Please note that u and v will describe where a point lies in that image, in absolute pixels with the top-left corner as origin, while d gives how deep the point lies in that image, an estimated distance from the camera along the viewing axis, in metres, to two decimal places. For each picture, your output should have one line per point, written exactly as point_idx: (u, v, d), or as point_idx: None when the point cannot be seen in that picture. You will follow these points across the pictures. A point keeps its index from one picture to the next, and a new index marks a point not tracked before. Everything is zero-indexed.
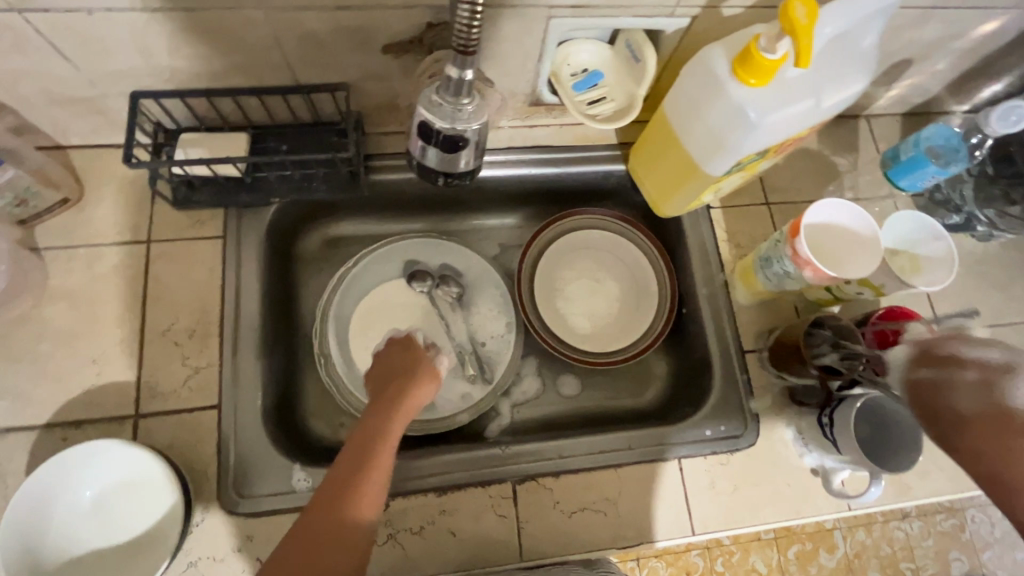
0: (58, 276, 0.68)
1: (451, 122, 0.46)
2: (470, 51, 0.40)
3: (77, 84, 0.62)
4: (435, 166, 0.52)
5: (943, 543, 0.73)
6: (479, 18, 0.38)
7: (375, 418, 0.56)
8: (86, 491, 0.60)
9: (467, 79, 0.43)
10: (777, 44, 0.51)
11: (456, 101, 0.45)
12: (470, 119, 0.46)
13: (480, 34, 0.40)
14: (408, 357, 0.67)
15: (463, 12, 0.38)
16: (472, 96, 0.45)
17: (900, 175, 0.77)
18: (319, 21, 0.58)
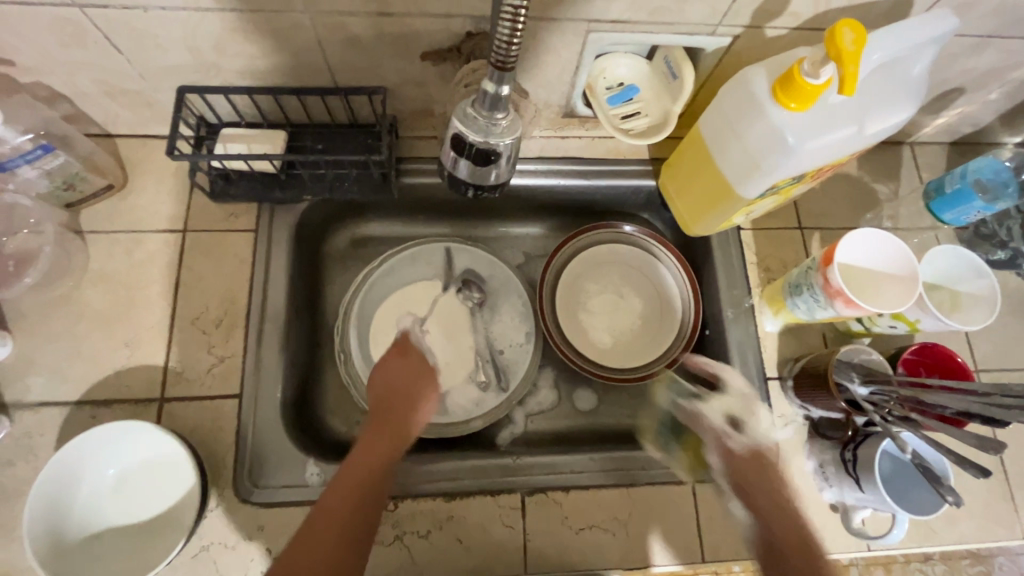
0: (98, 259, 0.71)
1: (485, 137, 0.46)
2: (507, 67, 0.40)
3: (128, 77, 0.65)
4: (466, 177, 0.51)
5: None
6: (520, 35, 0.38)
7: (382, 440, 0.59)
8: (111, 469, 0.62)
9: (503, 95, 0.43)
10: (821, 69, 0.50)
11: (490, 116, 0.45)
12: (504, 134, 0.46)
13: (519, 50, 0.40)
14: (418, 368, 0.70)
15: (504, 27, 0.38)
16: (507, 111, 0.45)
17: (944, 208, 0.75)
18: (362, 26, 0.59)
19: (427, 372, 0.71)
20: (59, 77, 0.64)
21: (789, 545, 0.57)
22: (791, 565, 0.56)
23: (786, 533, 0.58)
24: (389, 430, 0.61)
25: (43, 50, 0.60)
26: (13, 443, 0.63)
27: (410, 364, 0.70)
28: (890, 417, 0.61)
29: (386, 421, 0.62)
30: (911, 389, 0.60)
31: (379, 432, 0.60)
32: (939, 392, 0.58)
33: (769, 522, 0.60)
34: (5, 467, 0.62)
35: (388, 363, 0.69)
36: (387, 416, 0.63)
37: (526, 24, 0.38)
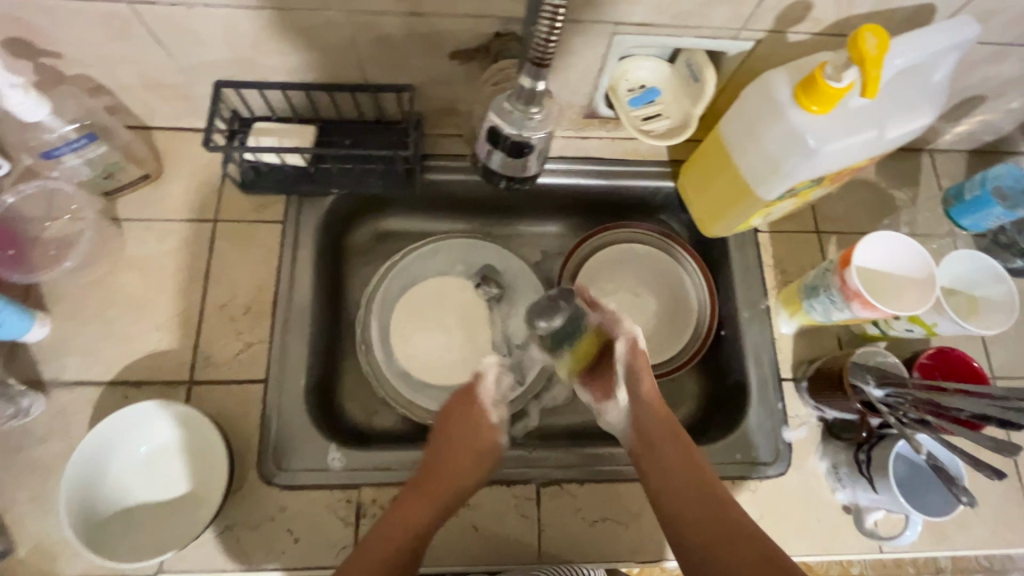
0: (132, 245, 0.73)
1: (519, 130, 0.48)
2: (544, 64, 0.42)
3: (169, 71, 0.67)
4: (498, 168, 0.54)
5: None
6: (558, 34, 0.40)
7: (417, 506, 0.61)
8: (142, 447, 0.65)
9: (539, 89, 0.46)
10: (843, 72, 0.51)
11: (526, 110, 0.47)
12: (537, 127, 0.48)
13: (556, 48, 0.41)
14: (478, 427, 0.66)
15: (544, 25, 0.39)
16: (541, 106, 0.47)
17: (962, 214, 0.77)
18: (394, 25, 0.61)
19: (489, 432, 0.66)
20: (103, 70, 0.66)
21: (656, 427, 0.63)
22: (663, 449, 0.62)
23: (657, 414, 0.64)
24: (427, 495, 0.61)
25: (90, 44, 0.62)
26: (48, 420, 0.66)
27: (470, 422, 0.66)
28: (906, 419, 0.62)
29: (428, 484, 0.62)
30: (928, 393, 0.61)
31: (418, 495, 0.61)
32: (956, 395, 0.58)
33: (638, 401, 0.64)
34: (40, 442, 0.65)
35: (449, 417, 0.67)
36: (432, 479, 0.62)
37: (565, 22, 0.40)
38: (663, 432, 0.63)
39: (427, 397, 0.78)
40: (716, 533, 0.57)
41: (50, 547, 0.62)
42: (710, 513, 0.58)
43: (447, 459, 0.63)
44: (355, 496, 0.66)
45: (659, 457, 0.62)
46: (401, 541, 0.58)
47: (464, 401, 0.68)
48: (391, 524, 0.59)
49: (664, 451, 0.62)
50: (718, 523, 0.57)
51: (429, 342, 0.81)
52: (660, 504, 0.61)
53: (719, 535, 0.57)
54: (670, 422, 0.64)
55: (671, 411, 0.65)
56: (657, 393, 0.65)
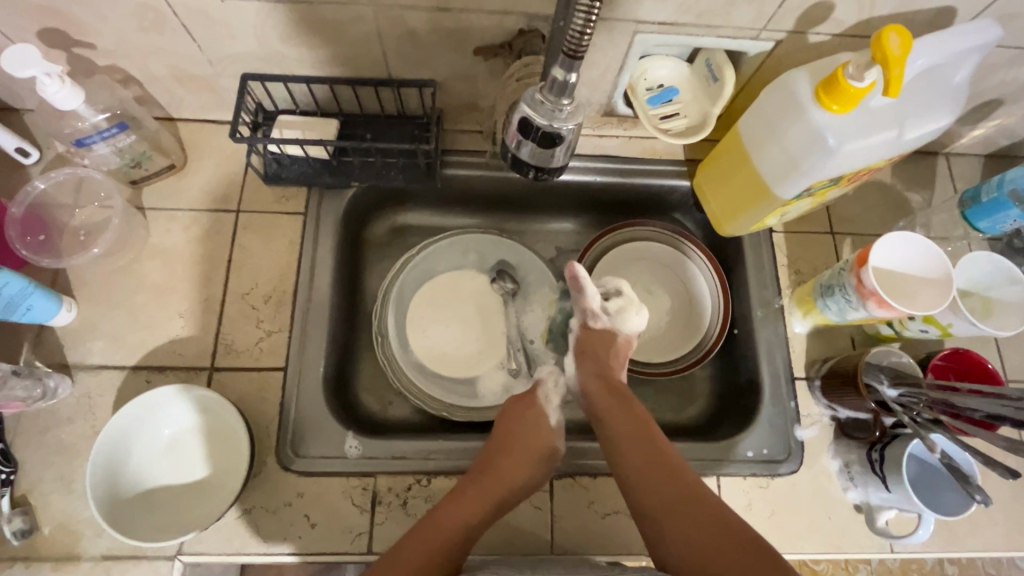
0: (157, 233, 0.75)
1: (550, 121, 0.48)
2: (578, 55, 0.42)
3: (198, 63, 0.69)
4: (528, 159, 0.53)
5: None
6: (593, 25, 0.40)
7: (472, 501, 0.61)
8: (166, 429, 0.66)
9: (571, 82, 0.45)
10: (865, 71, 0.51)
11: (557, 101, 0.47)
12: (568, 118, 0.48)
13: (590, 39, 0.42)
14: (540, 429, 0.68)
15: (579, 17, 0.40)
16: (572, 97, 0.47)
17: (979, 216, 0.75)
18: (420, 20, 0.62)
19: (550, 438, 0.68)
20: (135, 60, 0.68)
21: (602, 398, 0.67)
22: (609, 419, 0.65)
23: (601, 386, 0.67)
24: (484, 491, 0.62)
25: (123, 35, 0.64)
26: (73, 402, 0.67)
27: (532, 425, 0.69)
28: (919, 419, 0.63)
29: (485, 480, 0.63)
30: (939, 393, 0.61)
31: (475, 489, 0.62)
32: (968, 396, 0.58)
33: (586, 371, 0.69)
34: (66, 423, 0.66)
35: (508, 417, 0.70)
36: (491, 475, 0.64)
37: (599, 15, 0.40)
38: (617, 401, 0.66)
39: (442, 388, 0.79)
40: (665, 490, 0.58)
41: (75, 526, 0.63)
42: (661, 471, 0.60)
43: (505, 457, 0.65)
44: (371, 483, 0.67)
45: (616, 425, 0.64)
46: (458, 531, 0.59)
47: (525, 406, 0.71)
48: (447, 514, 0.60)
49: (623, 421, 0.64)
50: (671, 480, 0.59)
51: (445, 335, 0.82)
52: (616, 466, 0.62)
53: (670, 492, 0.58)
54: (627, 394, 0.67)
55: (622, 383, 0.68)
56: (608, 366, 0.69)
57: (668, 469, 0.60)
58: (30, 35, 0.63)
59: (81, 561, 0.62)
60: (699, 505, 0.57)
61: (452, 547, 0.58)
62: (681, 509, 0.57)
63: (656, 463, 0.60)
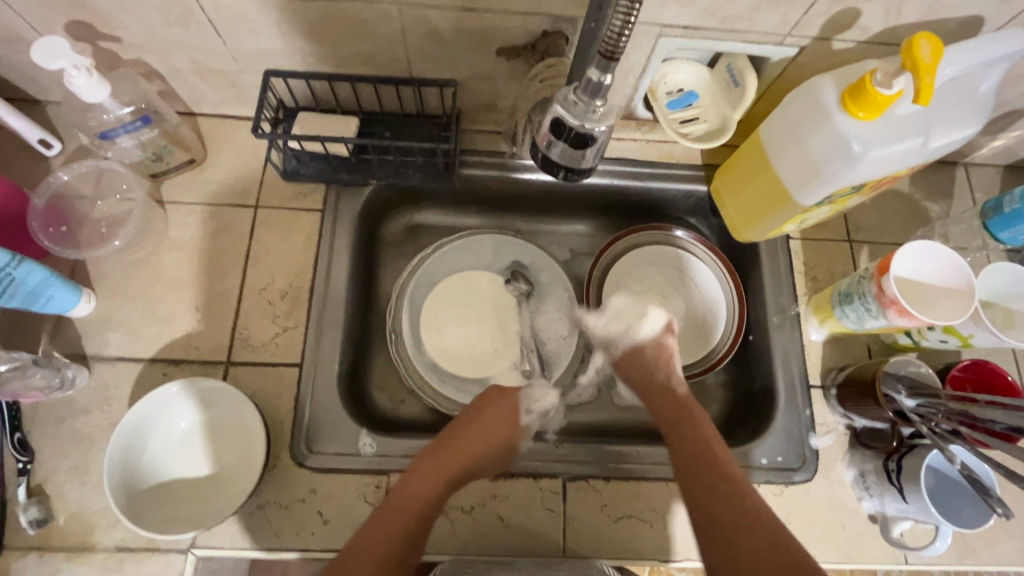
0: (176, 227, 0.75)
1: (582, 122, 0.48)
2: (614, 57, 0.42)
3: (221, 58, 0.69)
4: (558, 159, 0.53)
5: None
6: (631, 28, 0.40)
7: (428, 476, 0.63)
8: (181, 422, 0.67)
9: (607, 84, 0.45)
10: (894, 79, 0.51)
11: (590, 103, 0.47)
12: (600, 120, 0.48)
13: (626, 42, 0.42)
14: (504, 423, 0.70)
15: (617, 21, 0.40)
16: (606, 99, 0.47)
17: (1001, 227, 0.75)
18: (445, 20, 0.62)
19: (510, 424, 0.70)
20: (159, 55, 0.68)
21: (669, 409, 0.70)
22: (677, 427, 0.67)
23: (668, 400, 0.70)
24: (440, 469, 0.64)
25: (149, 29, 0.64)
26: (90, 393, 0.68)
27: (501, 419, 0.70)
28: (939, 430, 0.62)
29: (438, 464, 0.64)
30: (959, 404, 0.60)
31: (431, 462, 0.64)
32: (988, 409, 0.57)
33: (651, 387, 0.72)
34: (82, 414, 0.67)
35: (480, 410, 0.71)
36: (444, 459, 0.65)
37: (637, 19, 0.40)
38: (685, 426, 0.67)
39: (456, 388, 0.79)
40: (721, 499, 0.59)
41: (89, 516, 0.63)
42: (722, 487, 0.60)
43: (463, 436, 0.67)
44: (384, 481, 0.67)
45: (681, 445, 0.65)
46: (415, 514, 0.61)
47: (498, 401, 0.72)
48: (401, 498, 0.61)
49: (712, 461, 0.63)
50: (723, 487, 0.60)
51: (459, 334, 0.82)
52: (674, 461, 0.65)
53: (724, 501, 0.59)
54: (690, 418, 0.68)
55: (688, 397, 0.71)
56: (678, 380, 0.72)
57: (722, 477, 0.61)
58: (57, 27, 0.64)
59: (95, 552, 0.62)
60: (748, 512, 0.58)
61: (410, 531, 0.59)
62: (731, 526, 0.57)
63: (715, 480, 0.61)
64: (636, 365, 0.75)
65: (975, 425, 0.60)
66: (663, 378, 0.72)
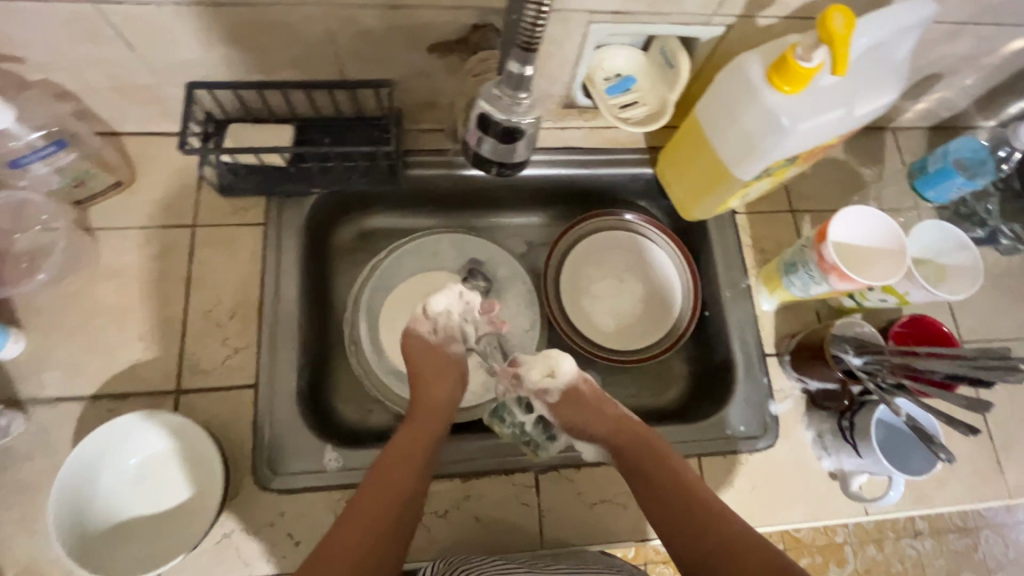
0: (109, 254, 0.71)
1: (508, 116, 0.47)
2: (532, 48, 0.42)
3: (139, 72, 0.65)
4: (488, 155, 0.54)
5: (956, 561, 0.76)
6: (545, 16, 0.40)
7: (389, 479, 0.59)
8: (131, 459, 0.63)
9: (527, 76, 0.44)
10: (813, 52, 0.52)
11: (513, 95, 0.46)
12: (525, 113, 0.47)
13: (544, 30, 0.41)
14: (448, 368, 0.72)
15: (530, 11, 0.40)
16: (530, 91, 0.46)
17: (928, 185, 0.79)
18: (372, 18, 0.60)
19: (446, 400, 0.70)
20: (69, 74, 0.64)
21: (627, 445, 0.66)
22: (639, 466, 0.64)
23: (621, 434, 0.67)
24: (395, 471, 0.60)
25: (53, 46, 0.60)
26: (30, 439, 0.64)
27: (442, 376, 0.71)
28: (884, 385, 0.65)
29: (405, 444, 0.62)
30: (908, 360, 0.63)
31: (389, 467, 0.60)
32: (931, 361, 0.62)
33: (598, 428, 0.68)
34: (23, 461, 0.63)
35: (417, 376, 0.71)
36: (403, 443, 0.63)
37: (550, 8, 0.40)
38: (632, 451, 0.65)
39: None
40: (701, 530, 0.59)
41: (41, 568, 0.60)
42: (700, 510, 0.60)
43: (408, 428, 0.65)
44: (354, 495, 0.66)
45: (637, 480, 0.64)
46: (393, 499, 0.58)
47: (433, 357, 0.73)
48: (373, 492, 0.58)
49: (683, 492, 0.62)
50: (700, 518, 0.60)
51: None
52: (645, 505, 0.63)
53: (704, 532, 0.59)
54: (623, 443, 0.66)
55: (637, 423, 0.68)
56: (614, 413, 0.69)
57: (700, 508, 0.60)
58: None
59: None
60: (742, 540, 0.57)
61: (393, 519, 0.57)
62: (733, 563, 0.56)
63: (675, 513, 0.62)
64: (574, 407, 0.70)
65: (919, 377, 0.64)
66: (611, 412, 0.69)
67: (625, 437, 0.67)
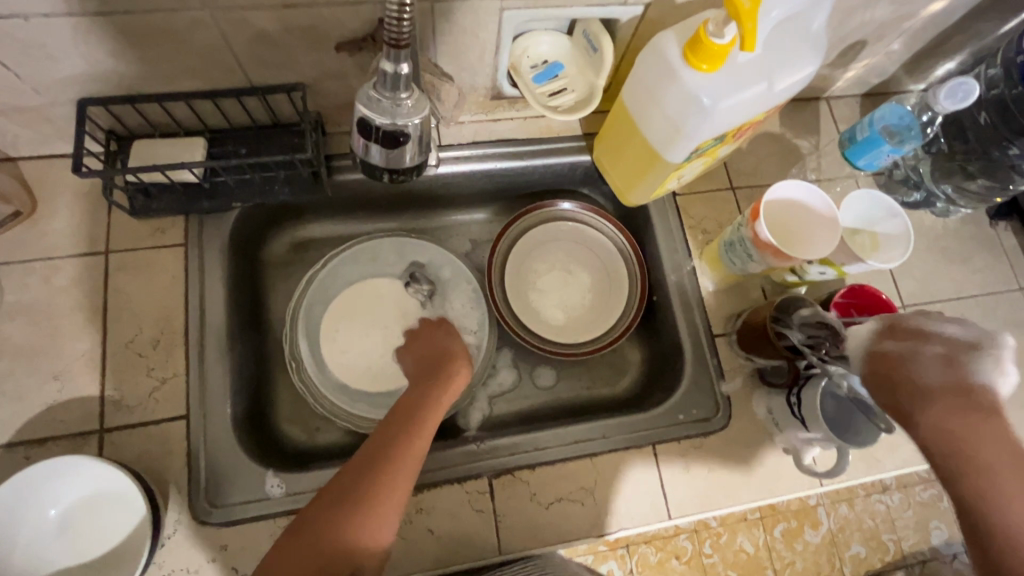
0: (14, 291, 0.67)
1: (392, 119, 0.43)
2: (402, 45, 0.39)
3: (21, 92, 0.60)
4: None
5: (921, 513, 0.77)
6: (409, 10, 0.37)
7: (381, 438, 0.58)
8: (50, 510, 0.59)
9: (404, 74, 0.41)
10: (724, 28, 0.51)
11: (394, 96, 0.42)
12: (411, 114, 0.43)
13: (413, 26, 0.39)
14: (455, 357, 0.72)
15: (393, 5, 0.37)
16: (411, 89, 0.43)
17: (857, 155, 0.79)
18: (267, 19, 0.56)
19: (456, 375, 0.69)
20: None
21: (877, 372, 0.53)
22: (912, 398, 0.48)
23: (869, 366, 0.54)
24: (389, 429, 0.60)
25: None
26: None
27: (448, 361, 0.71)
28: (827, 357, 0.63)
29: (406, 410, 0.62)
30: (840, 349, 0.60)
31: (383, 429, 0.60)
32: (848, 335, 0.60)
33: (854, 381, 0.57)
34: None
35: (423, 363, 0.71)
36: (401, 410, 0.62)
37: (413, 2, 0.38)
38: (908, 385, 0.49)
39: (369, 405, 0.76)
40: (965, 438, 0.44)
41: None
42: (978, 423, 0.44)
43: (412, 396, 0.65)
44: None
45: (931, 395, 0.47)
46: (359, 493, 0.53)
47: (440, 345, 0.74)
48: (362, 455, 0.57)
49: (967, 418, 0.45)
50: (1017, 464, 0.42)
51: (365, 349, 0.79)
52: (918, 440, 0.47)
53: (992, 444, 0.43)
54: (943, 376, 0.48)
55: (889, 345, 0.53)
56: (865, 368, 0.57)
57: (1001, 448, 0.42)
58: None
59: None
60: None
61: (354, 508, 0.52)
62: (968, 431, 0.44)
63: (1006, 435, 0.43)
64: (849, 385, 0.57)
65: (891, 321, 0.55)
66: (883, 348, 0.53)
67: (884, 387, 0.51)
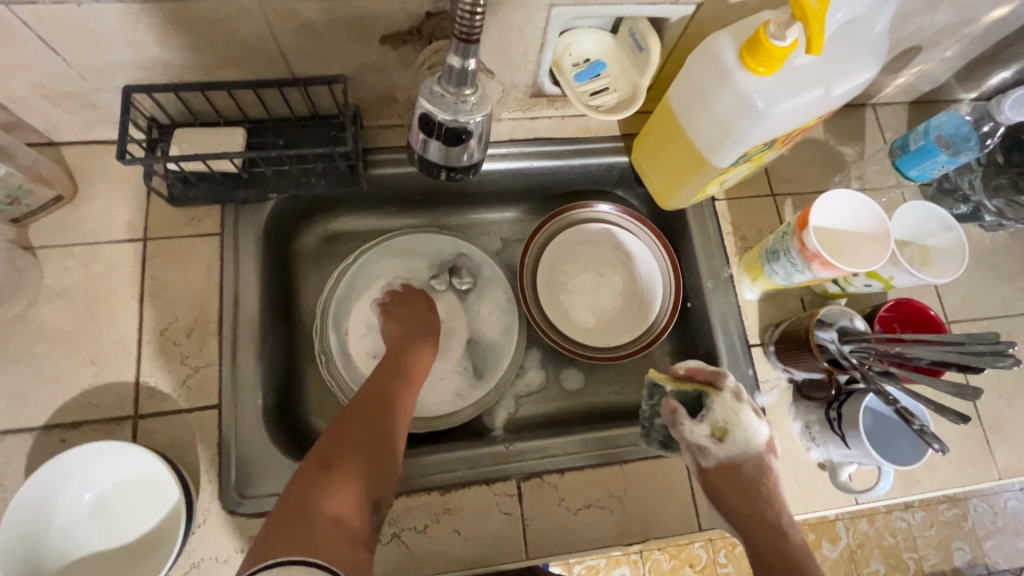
0: (54, 275, 0.67)
1: (453, 114, 0.43)
2: (472, 39, 0.39)
3: (68, 77, 0.60)
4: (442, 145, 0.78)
5: (944, 531, 0.90)
6: (482, 6, 0.37)
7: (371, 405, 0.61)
8: (85, 494, 0.59)
9: (471, 69, 0.41)
10: (787, 30, 0.49)
11: (458, 92, 0.42)
12: (473, 110, 0.43)
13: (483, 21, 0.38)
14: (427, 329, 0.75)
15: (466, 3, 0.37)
16: (476, 87, 0.42)
17: (909, 164, 0.75)
18: (315, 11, 0.56)
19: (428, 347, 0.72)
20: None
21: (722, 478, 0.62)
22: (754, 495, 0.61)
23: (715, 471, 0.62)
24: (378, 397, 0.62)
25: None
26: None
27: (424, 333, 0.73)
28: (871, 372, 0.62)
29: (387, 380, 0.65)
30: (725, 409, 0.62)
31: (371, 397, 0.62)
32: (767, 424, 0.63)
33: (731, 497, 0.61)
34: None
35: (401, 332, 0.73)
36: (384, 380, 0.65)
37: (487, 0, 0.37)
38: (745, 488, 0.61)
39: None
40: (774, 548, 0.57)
41: None
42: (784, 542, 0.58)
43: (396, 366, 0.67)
44: None
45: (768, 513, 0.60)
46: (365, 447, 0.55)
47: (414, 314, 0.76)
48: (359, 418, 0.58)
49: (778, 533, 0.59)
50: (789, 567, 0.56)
51: None
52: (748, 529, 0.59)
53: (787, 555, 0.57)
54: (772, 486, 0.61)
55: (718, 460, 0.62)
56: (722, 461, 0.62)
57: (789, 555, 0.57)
58: None
59: None
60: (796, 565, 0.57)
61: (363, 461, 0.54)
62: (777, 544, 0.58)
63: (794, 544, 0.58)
64: (729, 479, 0.61)
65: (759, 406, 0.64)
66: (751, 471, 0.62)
67: (730, 483, 0.61)
